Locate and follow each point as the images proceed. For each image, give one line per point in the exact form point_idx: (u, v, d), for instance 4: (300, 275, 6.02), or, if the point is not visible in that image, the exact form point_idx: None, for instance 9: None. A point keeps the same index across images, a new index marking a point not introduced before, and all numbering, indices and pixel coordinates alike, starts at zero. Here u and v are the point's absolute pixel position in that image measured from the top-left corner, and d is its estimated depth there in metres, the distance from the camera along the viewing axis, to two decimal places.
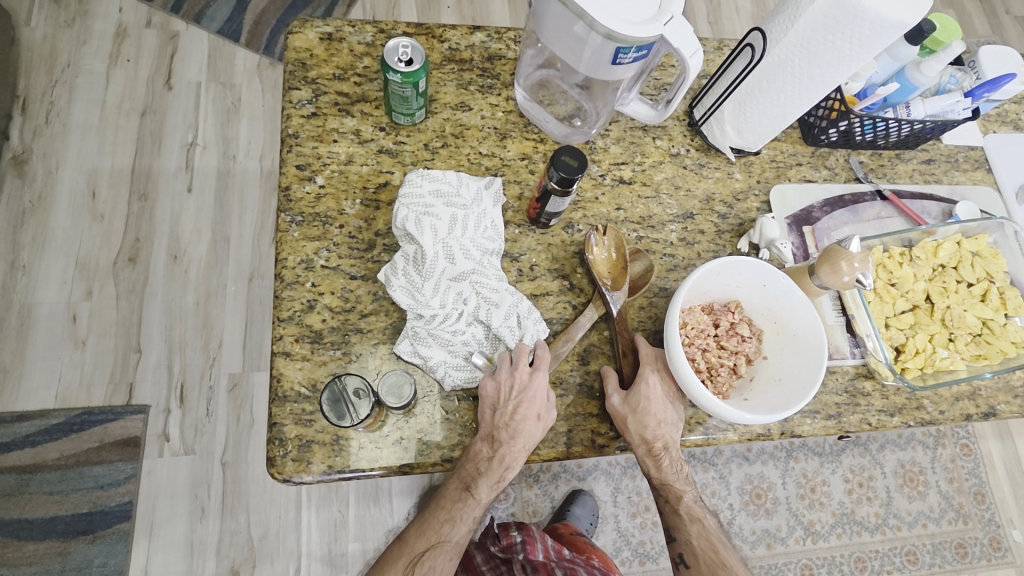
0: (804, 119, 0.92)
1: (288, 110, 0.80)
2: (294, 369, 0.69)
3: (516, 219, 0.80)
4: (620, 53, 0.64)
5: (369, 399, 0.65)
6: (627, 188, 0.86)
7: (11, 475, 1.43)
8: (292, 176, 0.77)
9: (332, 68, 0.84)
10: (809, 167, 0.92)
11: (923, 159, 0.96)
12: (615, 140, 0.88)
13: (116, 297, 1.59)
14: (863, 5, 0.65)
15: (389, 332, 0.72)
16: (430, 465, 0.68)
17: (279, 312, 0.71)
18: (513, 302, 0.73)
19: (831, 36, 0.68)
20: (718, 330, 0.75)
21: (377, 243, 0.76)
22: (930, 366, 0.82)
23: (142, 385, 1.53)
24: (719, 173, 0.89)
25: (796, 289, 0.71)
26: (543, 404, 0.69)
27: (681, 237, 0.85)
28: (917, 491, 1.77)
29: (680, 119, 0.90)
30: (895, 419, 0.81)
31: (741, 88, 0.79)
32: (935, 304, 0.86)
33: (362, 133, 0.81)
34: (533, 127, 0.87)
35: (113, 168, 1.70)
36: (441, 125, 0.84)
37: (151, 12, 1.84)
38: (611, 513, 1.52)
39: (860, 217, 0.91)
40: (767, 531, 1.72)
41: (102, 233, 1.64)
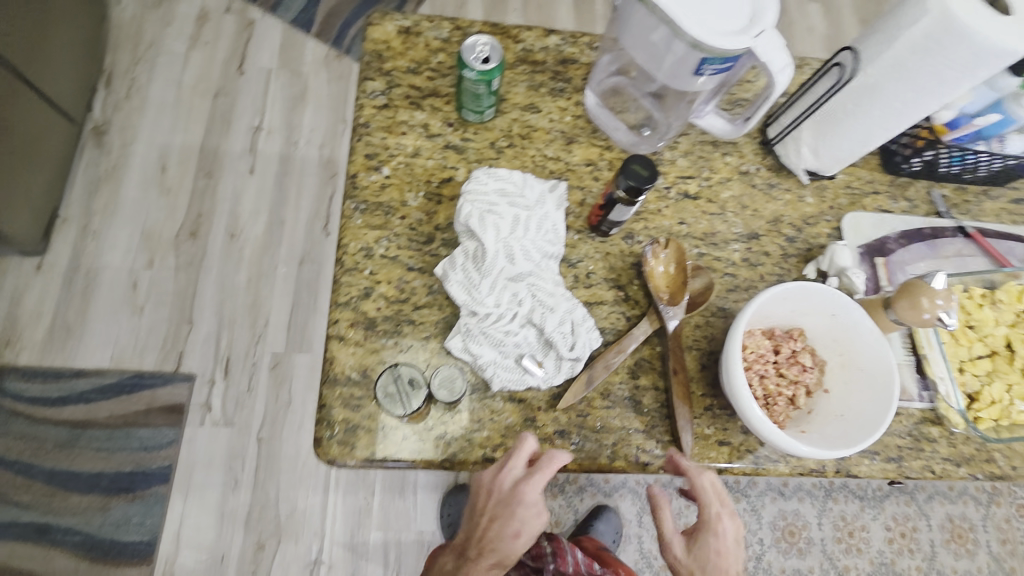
0: (885, 147, 0.88)
1: (362, 100, 0.82)
2: (346, 353, 0.70)
3: (576, 225, 0.79)
4: (704, 64, 0.63)
5: (423, 391, 0.67)
6: (692, 203, 0.84)
7: (64, 428, 1.50)
8: (360, 164, 0.79)
9: (407, 62, 0.85)
10: (886, 197, 0.88)
11: (1010, 198, 0.91)
12: (683, 153, 0.86)
13: (175, 268, 1.66)
14: (972, 28, 0.61)
15: (441, 326, 0.72)
16: (470, 463, 0.68)
17: (336, 296, 0.72)
18: (568, 308, 0.72)
19: (930, 59, 0.65)
20: (778, 356, 0.72)
21: (436, 237, 0.76)
22: (1006, 419, 0.77)
23: (191, 355, 1.59)
24: (789, 195, 0.86)
25: (867, 322, 0.67)
26: (529, 521, 0.65)
27: (745, 257, 0.82)
28: (964, 548, 1.71)
29: (752, 136, 0.87)
30: (962, 470, 0.76)
31: (822, 108, 0.76)
32: (1017, 352, 0.80)
33: (430, 128, 0.82)
34: (600, 132, 0.85)
35: (183, 145, 1.77)
36: (508, 125, 0.84)
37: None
38: (636, 533, 1.49)
39: (938, 253, 0.86)
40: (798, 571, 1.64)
41: (167, 206, 1.71)
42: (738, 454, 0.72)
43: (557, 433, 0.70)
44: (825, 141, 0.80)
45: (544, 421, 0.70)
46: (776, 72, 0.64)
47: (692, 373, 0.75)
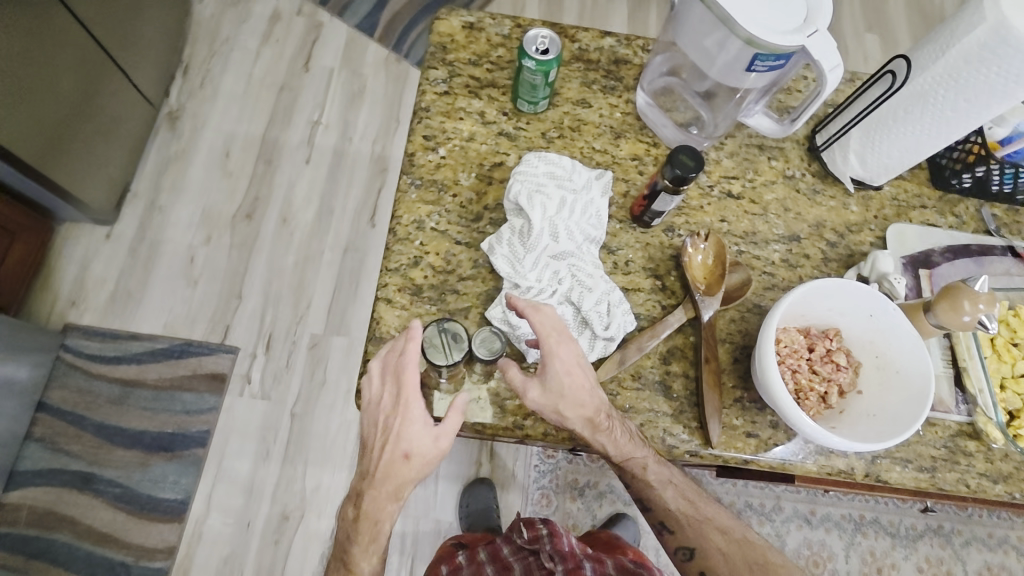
0: (934, 161, 0.89)
1: (425, 86, 0.87)
2: (393, 315, 0.74)
3: (619, 215, 0.82)
4: (757, 60, 0.65)
5: (463, 346, 0.68)
6: (734, 202, 0.85)
7: (115, 386, 1.59)
8: (419, 144, 0.84)
9: (469, 54, 0.90)
10: (934, 211, 0.88)
11: None
12: (729, 154, 0.88)
13: (229, 246, 1.75)
14: None
15: (483, 298, 0.76)
16: (501, 429, 0.71)
17: (387, 262, 0.77)
18: (605, 289, 0.75)
19: (985, 66, 0.66)
20: (812, 354, 0.73)
21: (484, 215, 0.80)
22: None
23: (236, 328, 1.67)
24: (834, 202, 0.87)
25: (906, 323, 0.68)
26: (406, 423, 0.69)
27: (784, 258, 0.83)
28: None
29: (799, 142, 0.89)
30: (998, 487, 0.74)
31: (871, 115, 0.78)
32: None
33: (486, 115, 0.87)
34: (648, 130, 0.88)
35: (247, 134, 1.88)
36: (560, 118, 0.88)
37: (303, 3, 2.05)
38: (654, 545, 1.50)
39: (985, 269, 0.85)
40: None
41: (228, 189, 1.82)
42: (765, 447, 0.73)
43: None
44: (872, 149, 0.81)
45: None
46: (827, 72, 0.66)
47: (724, 366, 0.76)
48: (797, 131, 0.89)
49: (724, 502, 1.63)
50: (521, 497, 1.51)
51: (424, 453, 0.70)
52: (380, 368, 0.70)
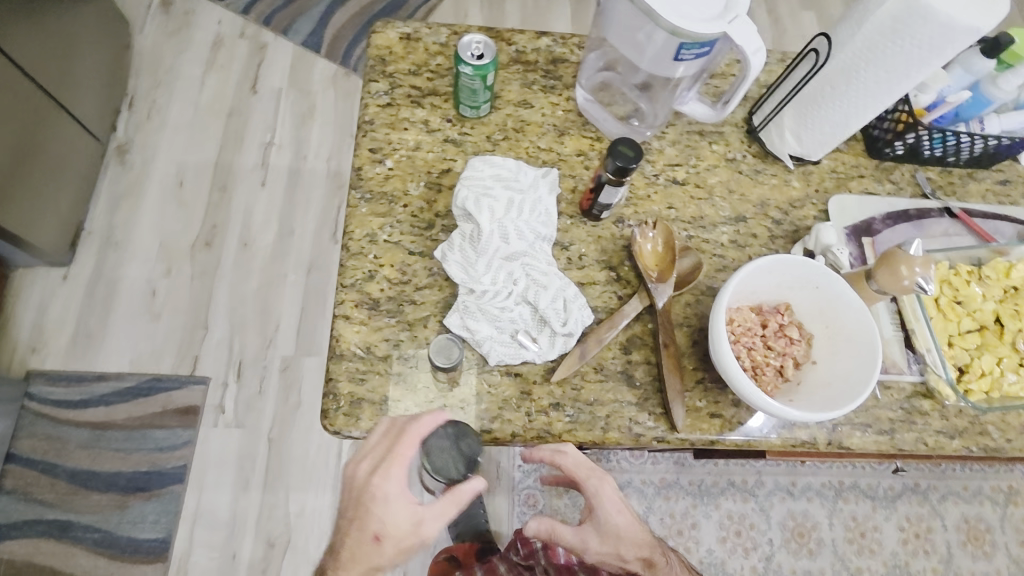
0: (868, 132, 0.91)
1: (366, 98, 0.87)
2: (351, 332, 0.74)
3: (569, 210, 0.84)
4: (683, 49, 0.67)
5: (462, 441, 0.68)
6: (680, 189, 0.88)
7: (84, 431, 1.54)
8: (365, 157, 0.83)
9: (408, 64, 0.90)
10: (872, 180, 0.91)
11: (997, 181, 0.93)
12: (670, 143, 0.90)
13: (190, 277, 1.72)
14: (932, 7, 0.66)
15: (441, 305, 0.76)
16: (469, 434, 0.71)
17: (341, 278, 0.76)
18: (560, 286, 0.75)
19: (898, 39, 0.69)
20: (765, 330, 0.75)
21: (436, 222, 0.80)
22: (997, 391, 0.78)
23: (205, 359, 1.63)
24: (776, 180, 0.89)
25: (850, 292, 0.70)
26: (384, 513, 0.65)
27: (733, 239, 0.85)
28: (982, 550, 1.69)
29: (738, 126, 0.92)
30: (955, 442, 0.77)
31: (802, 92, 0.80)
32: (1005, 326, 0.81)
33: (430, 123, 0.87)
34: (591, 125, 0.90)
35: (200, 162, 1.85)
36: (504, 120, 0.88)
37: (247, 25, 2.02)
38: None
39: (925, 233, 0.88)
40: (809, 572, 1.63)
41: (184, 219, 1.78)
42: (730, 426, 0.74)
43: (553, 405, 0.73)
44: (807, 126, 0.83)
45: (540, 393, 0.73)
46: (751, 55, 0.68)
47: (684, 349, 0.77)
48: (735, 114, 0.92)
49: (708, 482, 1.66)
50: (507, 500, 1.50)
51: (398, 532, 0.64)
52: (382, 432, 0.66)
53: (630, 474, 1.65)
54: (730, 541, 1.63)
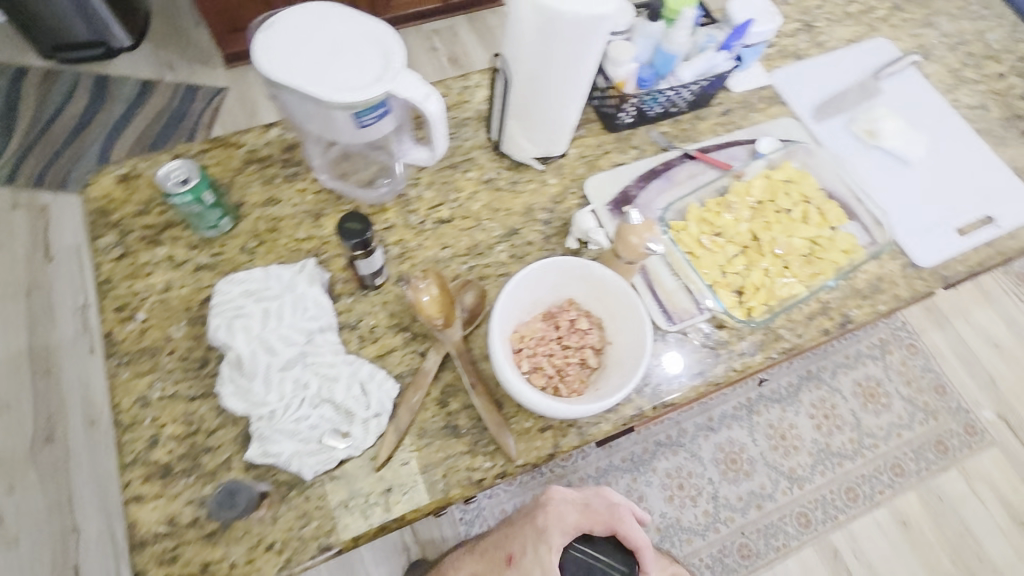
0: (599, 110, 0.98)
1: (98, 258, 0.81)
2: (148, 510, 0.68)
3: (345, 290, 0.81)
4: (361, 117, 0.67)
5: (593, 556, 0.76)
6: (449, 226, 0.89)
7: None
8: (114, 319, 0.78)
9: (134, 205, 0.85)
10: (616, 152, 0.98)
11: (719, 113, 1.03)
12: (427, 186, 0.92)
13: (38, 483, 1.53)
14: (559, 11, 0.69)
15: (240, 440, 0.72)
16: (309, 560, 0.67)
17: (121, 458, 0.70)
18: (352, 371, 0.74)
19: (551, 44, 0.74)
20: (559, 331, 0.78)
21: (210, 356, 0.76)
22: (774, 298, 0.85)
23: (86, 563, 1.46)
24: (533, 184, 0.94)
25: (606, 271, 0.74)
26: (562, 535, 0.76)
27: (511, 254, 0.88)
28: (881, 404, 1.85)
29: (484, 147, 0.95)
30: (759, 357, 0.84)
31: (511, 96, 0.84)
32: (761, 239, 0.89)
33: (175, 257, 0.82)
34: (345, 197, 0.89)
35: (8, 356, 1.66)
36: (253, 225, 0.86)
37: (14, 192, 1.84)
38: None
39: (674, 182, 0.95)
40: (754, 492, 1.70)
41: (9, 424, 1.58)
42: (561, 433, 0.76)
43: (386, 491, 0.71)
44: (534, 131, 0.89)
45: (370, 485, 0.71)
46: (426, 101, 0.68)
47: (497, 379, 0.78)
48: (477, 139, 0.96)
49: (638, 452, 1.71)
50: None
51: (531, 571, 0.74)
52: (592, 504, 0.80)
53: (567, 476, 1.67)
54: (677, 497, 1.68)
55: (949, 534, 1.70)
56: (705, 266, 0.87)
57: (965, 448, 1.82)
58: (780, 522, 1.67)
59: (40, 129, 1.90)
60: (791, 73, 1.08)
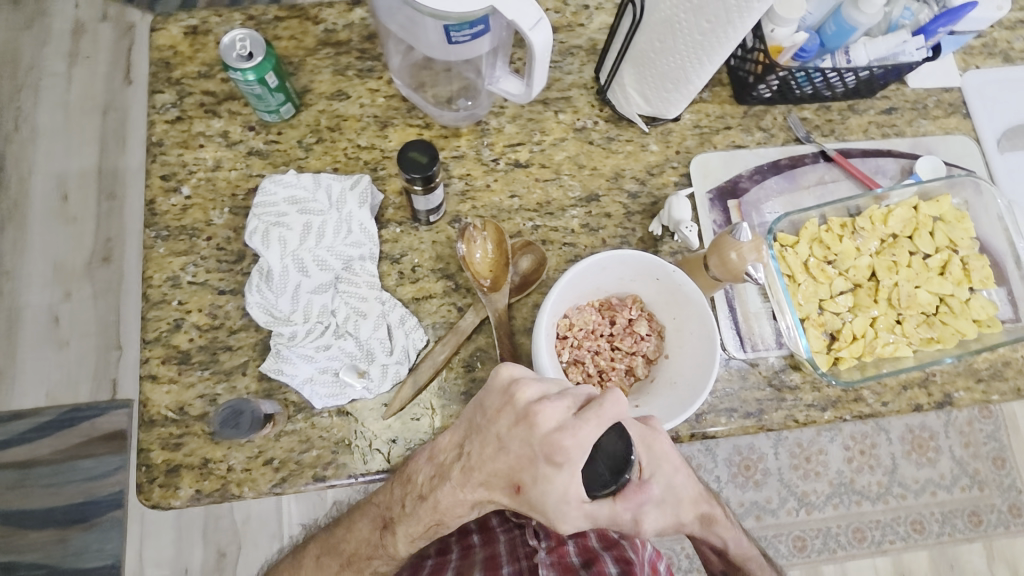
0: (735, 74, 0.79)
1: (152, 116, 0.76)
2: (161, 393, 0.67)
3: (395, 217, 0.73)
4: (452, 31, 0.56)
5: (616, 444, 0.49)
6: (523, 172, 0.78)
7: (10, 470, 1.42)
8: (157, 188, 0.74)
9: (198, 65, 0.78)
10: (740, 130, 0.81)
11: (882, 109, 0.83)
12: (511, 119, 0.79)
13: (92, 298, 1.49)
14: None
15: (259, 348, 0.69)
16: (300, 484, 0.66)
17: (144, 333, 0.69)
18: (382, 311, 0.70)
19: None
20: (613, 328, 0.70)
21: (246, 253, 0.72)
22: (870, 355, 0.73)
23: (125, 382, 1.46)
24: (631, 146, 0.80)
25: (688, 282, 0.63)
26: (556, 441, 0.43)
27: (584, 223, 0.77)
28: (926, 458, 1.52)
29: (587, 87, 0.81)
30: (827, 414, 0.73)
31: (632, 50, 0.70)
32: (880, 282, 0.76)
33: (230, 135, 0.76)
34: (417, 110, 0.78)
35: (80, 170, 1.55)
36: (316, 118, 0.77)
37: (106, 4, 1.61)
38: None
39: (797, 184, 0.80)
40: (757, 503, 1.49)
41: (74, 236, 1.52)
42: None
43: (389, 442, 0.67)
44: (648, 84, 0.72)
45: (375, 430, 0.68)
46: (532, 29, 0.56)
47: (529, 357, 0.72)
48: (582, 75, 0.81)
49: None
50: None
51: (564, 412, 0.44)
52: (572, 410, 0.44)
53: None
54: None
55: None
56: (802, 296, 0.74)
57: (1000, 527, 1.50)
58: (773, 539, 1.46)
59: None
60: (989, 81, 0.86)
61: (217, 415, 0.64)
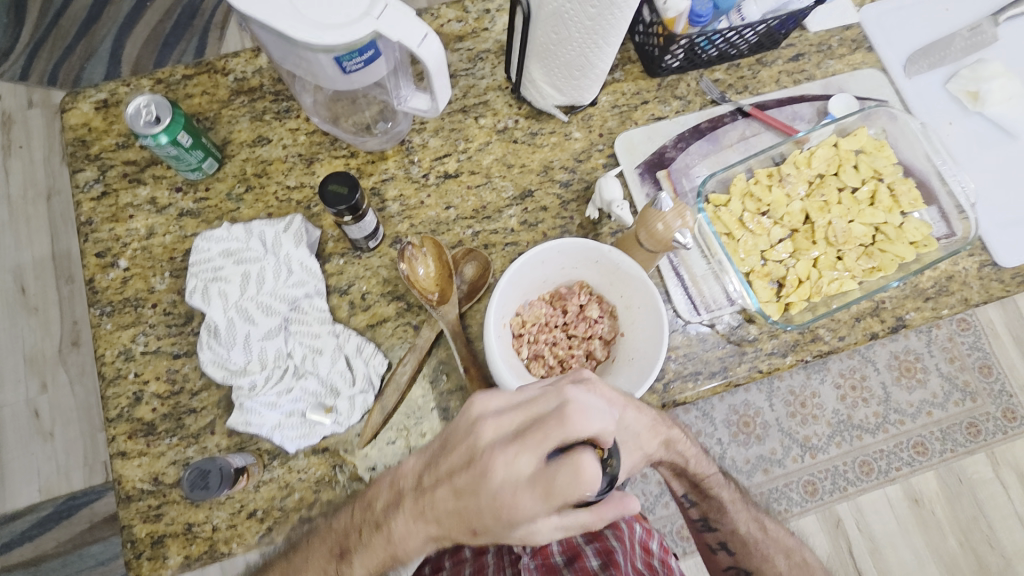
0: (642, 50, 0.81)
1: (76, 196, 0.76)
2: (133, 467, 0.67)
3: (337, 249, 0.74)
4: (343, 62, 0.57)
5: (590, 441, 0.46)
6: (455, 182, 0.79)
7: (18, 571, 1.39)
8: (94, 265, 0.73)
9: (114, 137, 0.78)
10: (658, 102, 0.83)
11: (790, 57, 0.85)
12: (433, 132, 0.80)
13: (70, 383, 1.48)
14: None
15: (224, 404, 0.69)
16: (288, 530, 0.66)
17: (106, 412, 0.69)
18: (338, 344, 0.70)
19: None
20: (566, 317, 0.71)
21: (194, 313, 0.72)
22: (818, 295, 0.75)
23: None
24: (555, 138, 0.81)
25: (625, 259, 0.64)
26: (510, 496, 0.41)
27: (522, 220, 0.78)
28: (915, 380, 1.47)
29: (502, 88, 0.82)
30: (789, 359, 0.74)
31: (532, 44, 0.71)
32: (815, 223, 0.78)
33: (158, 200, 0.76)
34: (340, 142, 0.79)
35: (34, 260, 1.52)
36: (241, 168, 0.77)
37: (29, 91, 1.57)
38: None
39: (721, 144, 0.82)
40: (762, 456, 1.45)
41: (41, 324, 1.50)
42: None
43: (370, 469, 0.68)
44: (556, 75, 0.74)
45: (353, 461, 0.68)
46: (420, 44, 0.58)
47: None
48: (494, 77, 0.82)
49: None
50: None
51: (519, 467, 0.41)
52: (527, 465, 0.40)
53: None
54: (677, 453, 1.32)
55: (961, 519, 1.44)
56: (742, 252, 0.76)
57: (998, 433, 1.47)
58: (786, 488, 1.43)
59: (86, 26, 1.56)
60: (885, 12, 0.88)
61: (183, 477, 0.63)
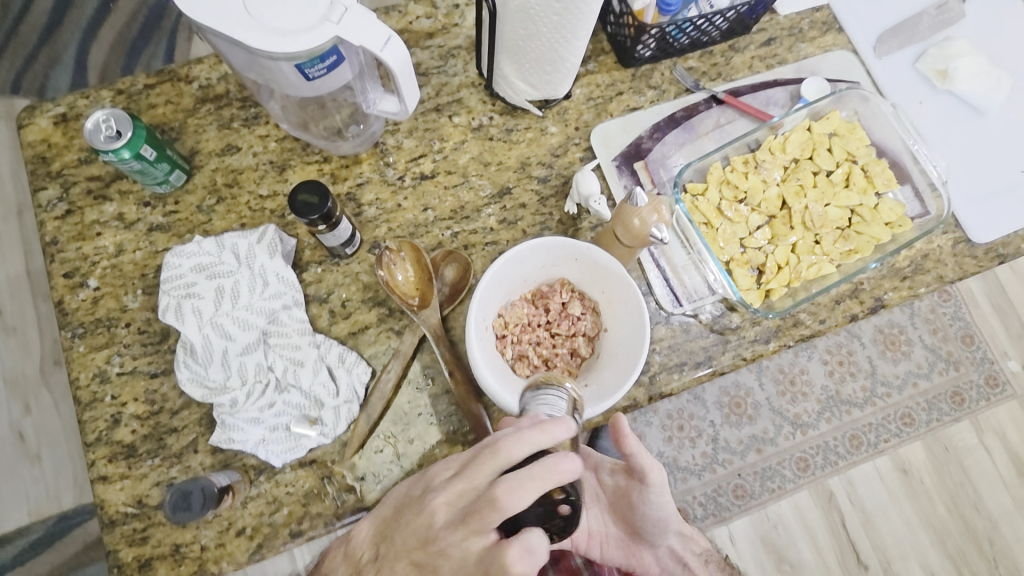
0: (614, 40, 0.80)
1: (40, 216, 0.73)
2: (115, 491, 0.66)
3: (314, 257, 0.73)
4: (305, 68, 0.55)
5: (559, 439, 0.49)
6: (431, 183, 0.78)
7: None
8: (63, 286, 0.71)
9: (76, 152, 0.75)
10: (632, 93, 0.82)
11: (762, 42, 0.85)
12: (407, 133, 0.79)
13: (56, 403, 1.45)
14: None
15: (206, 422, 0.68)
16: (278, 544, 0.65)
17: (84, 437, 0.67)
18: (319, 354, 0.69)
19: None
20: (548, 315, 0.70)
21: (169, 331, 0.70)
22: (797, 280, 0.76)
23: None
24: (531, 133, 0.80)
25: (604, 255, 0.64)
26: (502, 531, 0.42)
27: (501, 218, 0.77)
28: (900, 352, 1.50)
29: (474, 85, 0.81)
30: (772, 345, 0.75)
31: (501, 41, 0.69)
32: (792, 208, 0.78)
33: (126, 216, 0.74)
34: (312, 147, 0.77)
35: (8, 279, 1.48)
36: (210, 178, 0.76)
37: None
38: None
39: (696, 133, 0.82)
40: (755, 436, 1.47)
41: (20, 344, 1.46)
42: None
43: (358, 479, 0.67)
44: (528, 71, 0.73)
45: (341, 472, 0.67)
46: (384, 48, 0.56)
47: None
48: (466, 74, 0.81)
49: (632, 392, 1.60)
50: None
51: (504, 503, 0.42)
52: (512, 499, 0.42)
53: None
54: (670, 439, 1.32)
55: (949, 486, 1.47)
56: (721, 240, 0.76)
57: (982, 400, 1.50)
58: (778, 467, 1.45)
59: (45, 34, 1.51)
60: None
61: (166, 499, 0.62)
